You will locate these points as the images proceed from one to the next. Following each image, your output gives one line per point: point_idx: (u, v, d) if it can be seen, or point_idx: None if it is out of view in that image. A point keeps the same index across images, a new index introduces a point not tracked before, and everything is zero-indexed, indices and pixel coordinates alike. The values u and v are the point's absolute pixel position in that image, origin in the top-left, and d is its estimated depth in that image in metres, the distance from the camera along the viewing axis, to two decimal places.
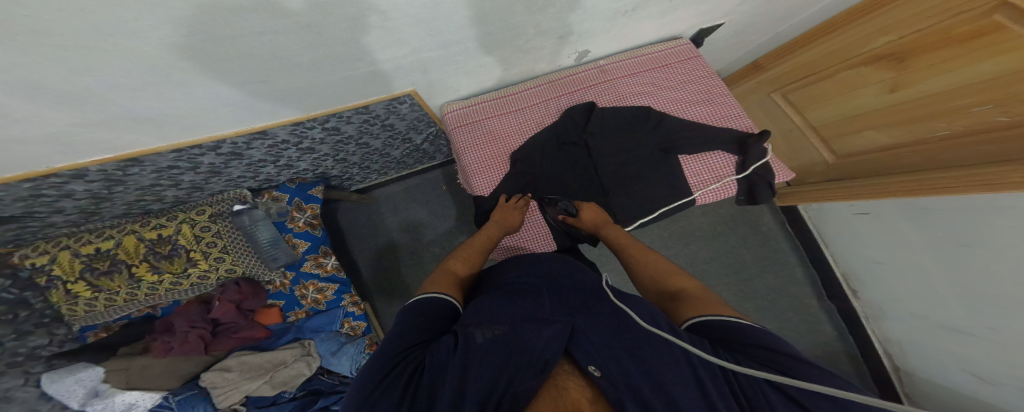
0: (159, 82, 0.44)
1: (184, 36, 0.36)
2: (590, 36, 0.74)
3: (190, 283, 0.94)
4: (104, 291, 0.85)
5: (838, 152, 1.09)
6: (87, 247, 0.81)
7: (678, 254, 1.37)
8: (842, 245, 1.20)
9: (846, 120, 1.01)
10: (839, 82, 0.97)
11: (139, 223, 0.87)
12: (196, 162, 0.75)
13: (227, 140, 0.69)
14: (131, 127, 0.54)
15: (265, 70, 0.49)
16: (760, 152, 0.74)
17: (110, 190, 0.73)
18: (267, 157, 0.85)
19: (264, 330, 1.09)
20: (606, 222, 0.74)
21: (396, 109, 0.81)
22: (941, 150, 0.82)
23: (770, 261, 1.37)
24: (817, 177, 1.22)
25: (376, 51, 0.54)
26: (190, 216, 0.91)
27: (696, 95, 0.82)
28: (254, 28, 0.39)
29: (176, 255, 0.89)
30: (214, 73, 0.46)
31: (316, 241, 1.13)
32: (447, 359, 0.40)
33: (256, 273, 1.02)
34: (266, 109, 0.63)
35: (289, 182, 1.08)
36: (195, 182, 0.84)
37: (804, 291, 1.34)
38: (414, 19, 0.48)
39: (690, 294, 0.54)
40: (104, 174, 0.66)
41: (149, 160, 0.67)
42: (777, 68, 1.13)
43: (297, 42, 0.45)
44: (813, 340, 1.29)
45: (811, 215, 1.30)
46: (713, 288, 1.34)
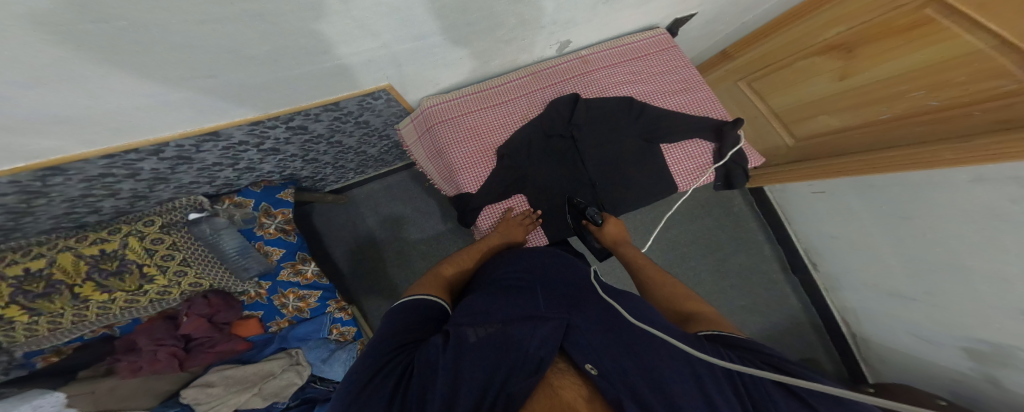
0: (88, 77, 0.39)
1: (113, 28, 0.32)
2: (571, 26, 0.73)
3: (147, 300, 0.87)
4: (43, 314, 0.76)
5: (796, 136, 1.17)
6: (12, 267, 0.72)
7: (658, 238, 1.42)
8: (804, 221, 1.30)
9: (802, 105, 1.08)
10: (795, 71, 1.04)
11: (74, 238, 0.79)
12: (134, 169, 0.69)
13: (171, 143, 0.64)
14: (57, 129, 0.48)
15: (211, 63, 0.45)
16: (735, 139, 0.78)
17: (32, 203, 0.65)
18: (222, 160, 0.79)
19: (243, 342, 1.06)
20: (624, 239, 0.80)
21: (371, 105, 0.78)
22: (884, 131, 0.90)
23: (741, 239, 1.46)
24: (778, 160, 1.30)
25: (341, 43, 0.51)
26: (137, 229, 0.84)
27: (674, 85, 0.84)
28: (199, 17, 0.35)
29: (126, 271, 0.82)
30: (152, 65, 0.42)
31: (292, 247, 1.08)
32: (436, 361, 0.40)
33: (227, 285, 0.97)
34: (215, 105, 0.58)
35: (254, 186, 1.03)
36: (137, 190, 0.78)
37: (770, 265, 1.45)
38: (381, 8, 0.46)
39: (703, 317, 0.57)
40: (20, 186, 0.59)
41: (75, 167, 0.61)
42: (742, 58, 1.19)
43: (250, 32, 0.41)
44: (779, 310, 1.41)
45: (776, 195, 1.39)
46: (689, 267, 1.42)
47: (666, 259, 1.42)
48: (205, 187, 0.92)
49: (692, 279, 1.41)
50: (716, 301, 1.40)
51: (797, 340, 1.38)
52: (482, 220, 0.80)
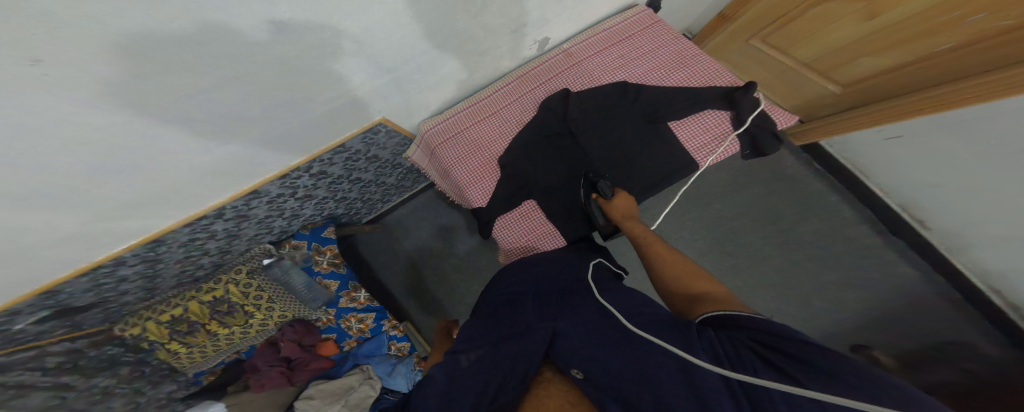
0: (142, 160, 0.48)
1: (144, 102, 0.39)
2: (544, 24, 0.73)
3: (255, 330, 1.08)
4: (194, 345, 1.00)
5: (841, 83, 1.05)
6: (165, 314, 0.94)
7: (701, 217, 1.30)
8: (890, 170, 1.12)
9: (835, 53, 0.97)
10: (814, 19, 0.91)
11: (194, 289, 0.99)
12: (212, 230, 0.82)
13: (226, 206, 0.75)
14: (142, 209, 0.61)
15: (228, 130, 0.53)
16: (752, 102, 0.71)
17: (155, 267, 0.82)
18: (271, 213, 0.92)
19: (327, 360, 1.21)
20: (632, 216, 0.73)
21: (374, 140, 0.83)
22: (949, 62, 0.81)
23: (807, 205, 1.26)
24: (830, 109, 1.16)
25: (349, 76, 0.57)
26: (232, 277, 1.03)
27: (669, 60, 0.79)
28: (226, 72, 0.42)
29: (235, 310, 1.03)
30: (197, 131, 0.49)
31: (343, 278, 1.20)
32: (430, 382, 0.45)
33: (302, 313, 1.14)
34: (251, 167, 0.67)
35: (304, 229, 1.17)
36: (221, 246, 0.93)
37: (859, 231, 1.22)
38: (381, 37, 0.52)
39: (715, 298, 0.52)
40: (140, 256, 0.74)
41: (169, 237, 0.74)
42: (743, 18, 1.07)
43: (270, 81, 0.48)
44: (873, 280, 1.18)
45: (840, 148, 1.22)
46: (749, 244, 1.26)
47: (717, 239, 1.28)
48: (268, 236, 1.06)
49: (750, 257, 1.26)
50: (794, 280, 1.22)
51: (908, 313, 1.14)
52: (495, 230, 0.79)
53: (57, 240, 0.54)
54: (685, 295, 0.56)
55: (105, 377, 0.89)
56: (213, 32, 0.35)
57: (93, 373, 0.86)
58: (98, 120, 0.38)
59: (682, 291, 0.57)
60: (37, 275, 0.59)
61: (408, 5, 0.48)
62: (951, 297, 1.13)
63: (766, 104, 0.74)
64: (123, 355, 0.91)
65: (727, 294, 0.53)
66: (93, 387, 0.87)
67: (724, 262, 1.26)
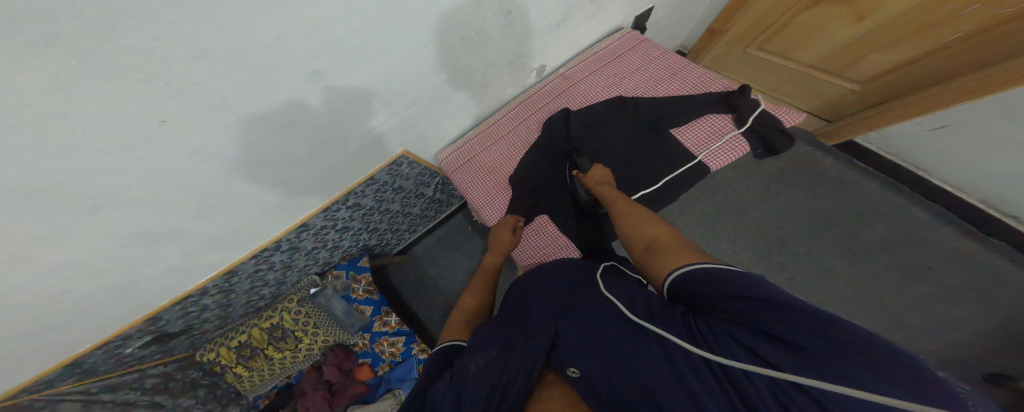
0: (218, 202, 0.58)
1: (217, 146, 0.47)
2: (539, 53, 0.81)
3: (304, 355, 1.14)
4: (254, 369, 1.08)
5: (856, 81, 1.04)
6: (233, 340, 1.06)
7: (736, 227, 1.22)
8: (948, 159, 1.02)
9: (837, 52, 1.01)
10: (811, 18, 0.99)
11: (257, 318, 1.11)
12: (271, 262, 0.92)
13: (282, 239, 0.84)
14: (221, 245, 0.70)
15: (279, 172, 0.61)
16: (750, 103, 0.72)
17: (228, 297, 0.93)
18: (317, 244, 1.02)
19: (364, 385, 1.23)
20: (606, 181, 0.72)
21: (399, 171, 0.90)
22: (965, 50, 0.81)
23: (854, 207, 1.17)
24: (853, 108, 1.12)
25: (372, 116, 0.64)
26: (286, 305, 1.14)
27: (662, 74, 0.83)
28: (283, 119, 0.51)
29: (287, 336, 1.11)
30: (256, 174, 0.58)
31: (377, 303, 1.28)
32: (441, 397, 0.43)
33: (341, 338, 1.19)
34: (300, 204, 0.77)
35: (343, 260, 1.27)
36: (277, 278, 1.04)
37: (937, 230, 1.10)
38: (410, 80, 0.62)
39: (664, 244, 0.52)
40: (218, 286, 0.84)
41: (240, 268, 0.83)
42: (734, 29, 1.19)
43: (317, 124, 0.56)
44: (949, 286, 1.05)
45: (879, 144, 1.13)
46: (803, 254, 1.15)
47: (759, 249, 1.18)
48: (315, 267, 1.17)
49: (802, 267, 1.14)
50: (875, 294, 1.08)
51: (1004, 320, 0.99)
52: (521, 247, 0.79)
53: (152, 274, 0.64)
54: (641, 243, 0.56)
55: (186, 399, 0.97)
56: (272, 80, 0.44)
57: (178, 394, 0.96)
58: (177, 165, 0.46)
59: (639, 240, 0.57)
60: (135, 306, 0.69)
61: (427, 44, 0.58)
62: None
63: (766, 103, 0.74)
64: (201, 378, 1.03)
65: (681, 241, 0.51)
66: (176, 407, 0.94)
67: (779, 276, 1.14)
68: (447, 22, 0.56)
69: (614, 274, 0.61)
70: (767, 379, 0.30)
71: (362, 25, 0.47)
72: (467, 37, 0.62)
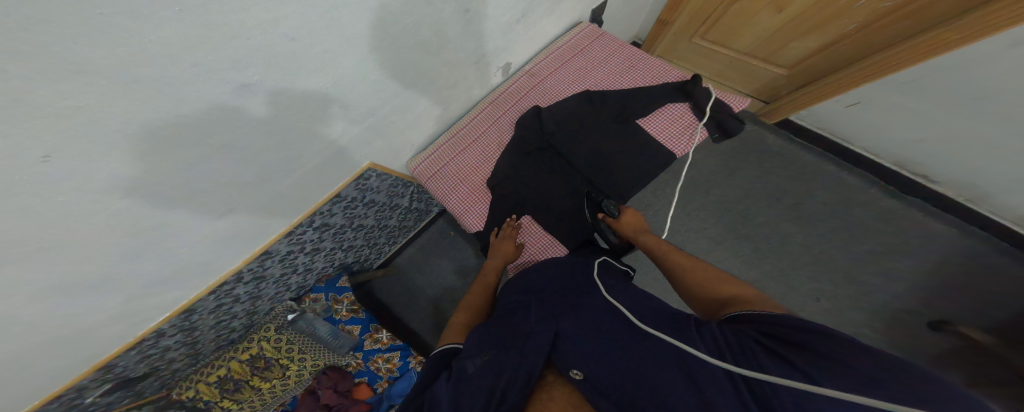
0: (161, 237, 0.53)
1: (158, 178, 0.44)
2: (502, 52, 0.80)
3: (294, 381, 1.12)
4: (243, 402, 1.04)
5: (783, 66, 1.11)
6: (211, 375, 1.02)
7: (705, 205, 1.27)
8: (869, 134, 1.12)
9: (766, 41, 1.06)
10: (739, 12, 1.03)
11: (233, 349, 1.07)
12: (235, 295, 0.87)
13: (244, 269, 0.80)
14: (176, 281, 0.66)
15: (226, 199, 0.57)
16: (705, 91, 0.76)
17: (193, 334, 0.88)
18: (286, 269, 0.97)
19: (364, 404, 1.18)
20: (644, 229, 0.77)
21: (367, 185, 0.87)
22: (870, 35, 0.88)
23: (811, 176, 1.24)
24: (785, 90, 1.20)
25: (325, 128, 0.61)
26: (263, 334, 1.10)
27: (623, 65, 0.85)
28: (225, 141, 0.47)
29: (271, 364, 1.09)
30: (201, 203, 0.54)
31: (364, 321, 1.26)
32: (439, 396, 0.45)
33: (331, 361, 1.17)
34: (256, 231, 0.72)
35: (319, 282, 1.22)
36: (247, 308, 0.99)
37: (870, 194, 1.19)
38: (360, 89, 0.59)
39: (742, 300, 0.51)
40: (178, 325, 0.79)
41: (199, 304, 0.78)
42: (678, 21, 1.19)
43: (261, 143, 0.53)
44: (895, 241, 1.15)
45: (810, 121, 1.22)
46: (765, 224, 1.23)
47: (727, 225, 1.24)
48: (288, 294, 1.12)
49: (767, 238, 1.21)
50: (825, 254, 1.17)
51: (938, 268, 1.11)
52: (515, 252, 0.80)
53: (97, 323, 0.58)
54: (712, 301, 0.56)
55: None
56: (211, 105, 0.41)
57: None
58: (109, 204, 0.42)
59: (707, 296, 0.58)
60: (83, 359, 0.63)
61: (371, 51, 0.54)
62: (976, 244, 1.10)
63: (718, 93, 0.77)
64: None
65: (755, 294, 0.52)
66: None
67: (744, 248, 1.21)
68: (391, 27, 0.53)
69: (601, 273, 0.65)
70: (791, 388, 0.31)
71: (297, 32, 0.43)
72: (424, 40, 0.61)
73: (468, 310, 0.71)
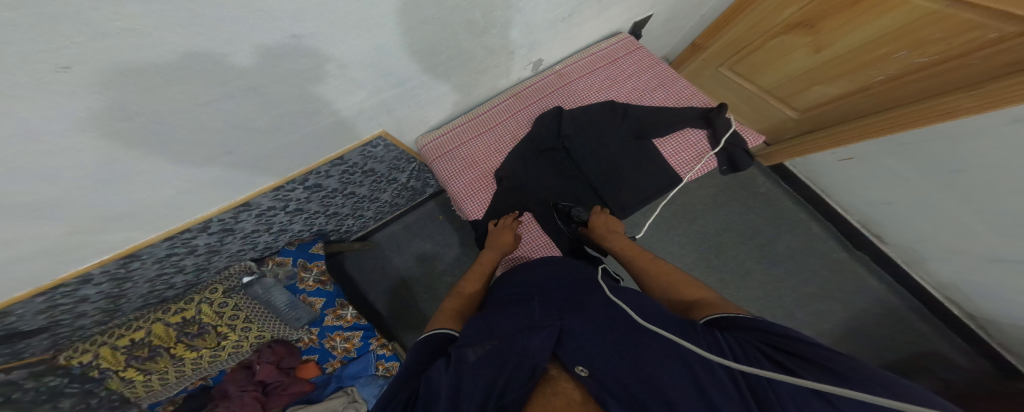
0: (151, 168, 0.50)
1: (179, 109, 0.42)
2: (538, 47, 0.82)
3: (226, 354, 1.02)
4: (153, 372, 0.94)
5: (798, 108, 1.19)
6: (122, 339, 0.90)
7: (684, 232, 1.38)
8: (841, 188, 1.25)
9: (789, 80, 1.12)
10: (770, 50, 1.09)
11: (161, 310, 0.96)
12: (191, 245, 0.80)
13: (214, 218, 0.74)
14: (133, 217, 0.59)
15: (227, 143, 0.54)
16: (725, 122, 0.81)
17: (122, 286, 0.79)
18: (259, 226, 0.90)
19: (309, 383, 1.15)
20: (617, 231, 0.78)
21: (372, 153, 0.85)
22: (885, 92, 0.93)
23: (780, 221, 1.38)
24: (792, 133, 1.28)
25: (334, 99, 0.59)
26: (206, 296, 1.00)
27: (650, 84, 0.90)
28: (246, 87, 0.45)
29: (206, 331, 0.99)
30: (206, 143, 0.51)
31: (331, 295, 1.20)
32: (438, 381, 0.45)
33: (284, 334, 1.09)
34: (246, 181, 0.69)
35: (290, 245, 1.17)
36: (197, 263, 0.90)
37: (828, 245, 1.34)
38: (362, 63, 0.54)
39: (709, 303, 0.58)
40: (108, 274, 0.71)
41: (145, 252, 0.72)
42: (713, 46, 1.27)
43: (285, 94, 0.51)
44: (842, 291, 1.29)
45: (803, 169, 1.35)
46: (730, 257, 1.35)
47: (702, 254, 1.36)
48: (252, 252, 1.06)
49: (734, 270, 1.34)
50: (776, 292, 1.30)
51: (876, 323, 1.25)
52: (513, 245, 0.79)
53: (35, 247, 0.51)
54: (680, 305, 0.62)
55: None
56: (248, 50, 0.39)
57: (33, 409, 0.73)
58: (113, 128, 0.39)
59: (677, 300, 0.63)
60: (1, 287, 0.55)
61: (406, 29, 0.52)
62: (911, 304, 1.25)
63: (738, 124, 0.83)
64: (67, 386, 0.81)
65: (719, 299, 0.59)
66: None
67: (711, 276, 1.32)
68: (441, 8, 0.53)
69: (602, 279, 0.69)
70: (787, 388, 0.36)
71: None
72: (471, 21, 0.60)
73: (459, 298, 0.72)
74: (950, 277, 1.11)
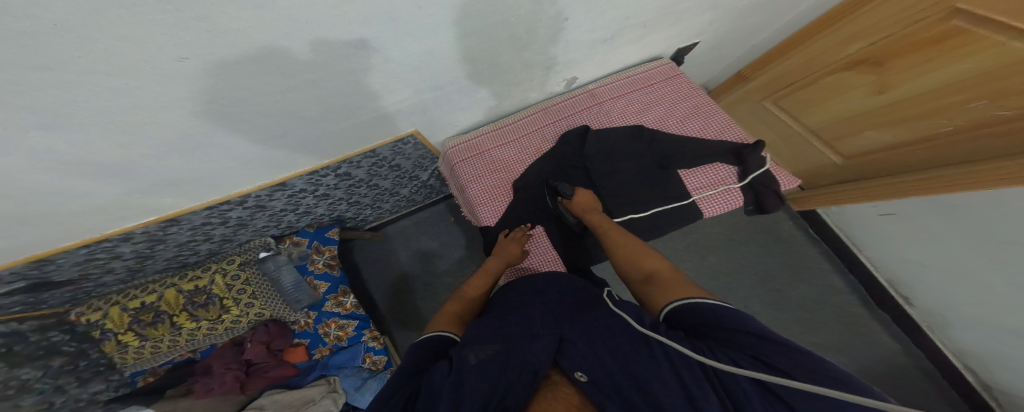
0: (198, 132, 0.53)
1: (227, 73, 0.43)
2: (574, 65, 0.84)
3: (223, 327, 1.05)
4: (149, 339, 0.99)
5: (842, 154, 1.15)
6: (132, 301, 0.97)
7: (695, 265, 1.37)
8: (873, 244, 1.21)
9: (839, 123, 1.09)
10: (824, 87, 1.06)
11: (177, 277, 1.02)
12: (226, 217, 0.87)
13: (251, 194, 0.82)
14: (164, 175, 0.62)
15: (273, 118, 0.58)
16: (758, 160, 0.80)
17: (154, 248, 0.87)
18: (287, 207, 0.96)
19: (292, 368, 1.15)
20: (592, 208, 0.78)
21: (402, 150, 0.90)
22: (942, 146, 0.88)
23: (797, 267, 1.35)
24: (831, 179, 1.24)
25: (385, 94, 0.64)
26: (222, 266, 1.05)
27: (682, 113, 0.90)
28: (290, 64, 0.46)
29: (211, 303, 1.03)
30: (252, 112, 0.54)
31: (335, 280, 1.19)
32: (439, 382, 0.45)
33: (281, 314, 1.11)
34: (285, 158, 0.74)
35: (309, 227, 1.18)
36: (225, 234, 0.96)
37: (846, 298, 1.30)
38: (407, 62, 0.57)
39: (663, 277, 0.59)
40: (147, 234, 0.80)
41: (185, 218, 0.80)
42: (758, 78, 1.26)
43: (335, 78, 0.54)
44: (859, 348, 1.23)
45: (834, 217, 1.31)
46: (738, 297, 1.32)
47: (710, 290, 1.34)
48: (273, 229, 1.08)
49: (743, 311, 1.31)
50: None
51: (894, 388, 1.18)
52: (519, 256, 0.79)
53: (64, 190, 0.54)
54: (639, 276, 0.63)
55: (29, 369, 0.83)
56: (300, 30, 0.41)
57: (25, 361, 0.82)
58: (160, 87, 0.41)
59: (637, 272, 0.64)
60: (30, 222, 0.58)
61: (462, 36, 0.56)
62: (934, 372, 1.18)
63: (770, 164, 0.82)
64: (65, 344, 0.90)
65: (673, 270, 0.60)
66: (14, 378, 0.80)
67: None
68: (492, 20, 0.56)
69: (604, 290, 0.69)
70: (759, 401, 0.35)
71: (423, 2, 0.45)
72: (516, 35, 0.62)
73: (460, 302, 0.71)
74: (975, 349, 1.05)
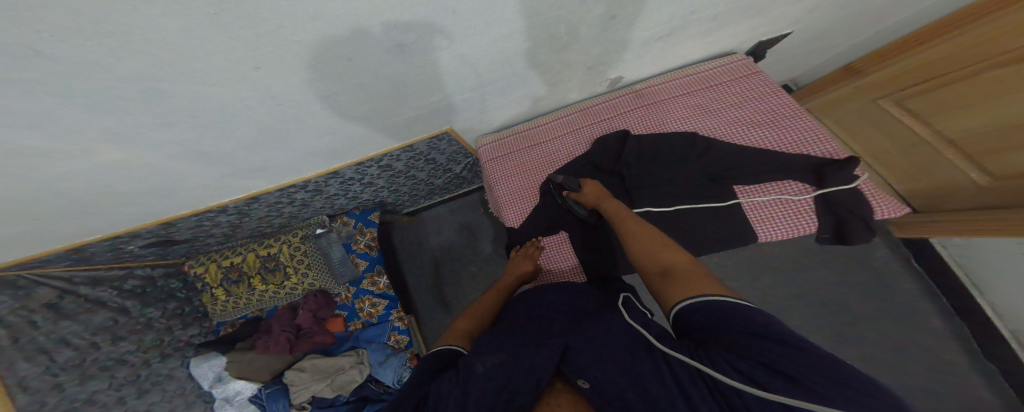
0: (260, 132, 0.58)
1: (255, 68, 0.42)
2: (622, 64, 0.77)
3: (285, 293, 1.17)
4: (233, 296, 1.16)
5: (988, 173, 0.90)
6: (225, 260, 1.14)
7: (748, 288, 1.22)
8: (1005, 291, 0.95)
9: (995, 131, 0.85)
10: (984, 82, 0.83)
11: (257, 243, 1.16)
12: (292, 198, 0.96)
13: (308, 181, 0.88)
14: (229, 167, 0.68)
15: (324, 119, 0.61)
16: (845, 177, 0.67)
17: (241, 220, 0.98)
18: (340, 192, 1.03)
19: (331, 337, 1.21)
20: (607, 196, 0.72)
21: (438, 146, 0.92)
22: None
23: (882, 302, 1.14)
24: (965, 202, 0.98)
25: (442, 89, 0.64)
26: (289, 238, 1.16)
27: (747, 118, 0.79)
28: (325, 69, 0.47)
29: (278, 269, 1.15)
30: (303, 113, 0.57)
31: (374, 260, 1.26)
32: (447, 390, 0.44)
33: (329, 286, 1.21)
34: (340, 153, 0.78)
35: (355, 209, 1.23)
36: (291, 212, 1.06)
37: (950, 347, 1.07)
38: (455, 61, 0.56)
39: (680, 272, 0.51)
40: (236, 209, 0.90)
41: (263, 197, 0.89)
42: (882, 71, 1.03)
43: (379, 79, 0.54)
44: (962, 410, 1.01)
45: (953, 253, 1.07)
46: (802, 333, 1.15)
47: None
48: (328, 210, 1.16)
49: None
50: None
51: None
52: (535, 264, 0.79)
53: (162, 177, 0.63)
54: (654, 269, 0.56)
55: (153, 309, 1.08)
56: (333, 29, 0.40)
57: (150, 302, 1.07)
58: (220, 86, 0.44)
59: (651, 266, 0.56)
60: (133, 201, 0.68)
61: (513, 34, 0.54)
62: None
63: (862, 180, 0.69)
64: (178, 291, 1.14)
65: (695, 266, 0.52)
66: (142, 315, 1.05)
67: None
68: (540, 19, 0.52)
69: (623, 294, 0.65)
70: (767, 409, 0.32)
71: (460, 5, 0.43)
72: (556, 36, 0.58)
73: (475, 315, 0.69)
74: None
